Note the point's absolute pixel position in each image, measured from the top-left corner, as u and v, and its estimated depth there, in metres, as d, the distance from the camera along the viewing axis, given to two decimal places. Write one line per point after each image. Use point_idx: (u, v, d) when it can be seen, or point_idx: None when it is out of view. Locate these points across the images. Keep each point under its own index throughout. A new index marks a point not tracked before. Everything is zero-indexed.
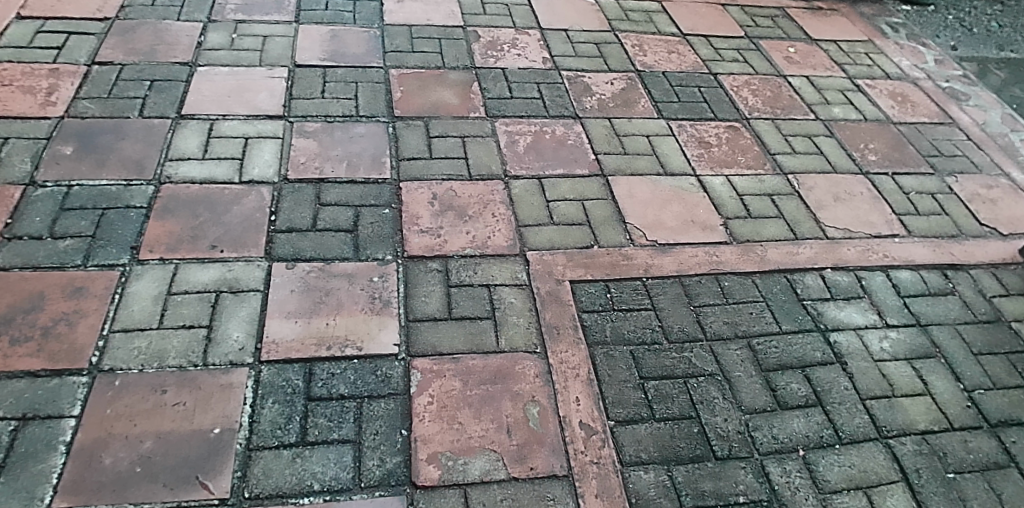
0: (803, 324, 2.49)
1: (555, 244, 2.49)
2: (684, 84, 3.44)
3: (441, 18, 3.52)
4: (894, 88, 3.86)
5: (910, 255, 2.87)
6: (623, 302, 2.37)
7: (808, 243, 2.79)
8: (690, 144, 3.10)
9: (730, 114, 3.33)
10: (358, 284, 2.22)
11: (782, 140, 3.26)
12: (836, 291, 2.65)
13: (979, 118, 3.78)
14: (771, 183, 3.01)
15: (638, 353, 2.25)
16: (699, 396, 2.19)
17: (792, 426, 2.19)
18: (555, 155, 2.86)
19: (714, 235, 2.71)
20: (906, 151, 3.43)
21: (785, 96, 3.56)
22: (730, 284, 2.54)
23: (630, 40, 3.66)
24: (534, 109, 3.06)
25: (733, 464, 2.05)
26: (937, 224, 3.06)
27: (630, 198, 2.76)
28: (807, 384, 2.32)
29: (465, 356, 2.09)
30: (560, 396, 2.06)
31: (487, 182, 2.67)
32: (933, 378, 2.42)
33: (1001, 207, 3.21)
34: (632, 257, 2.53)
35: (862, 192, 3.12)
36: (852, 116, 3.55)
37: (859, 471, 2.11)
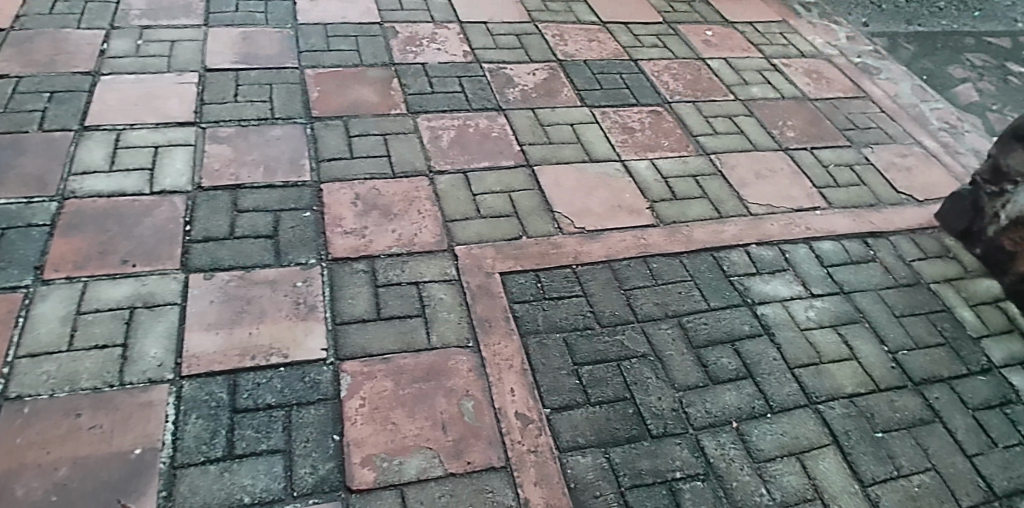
0: (730, 300, 2.55)
1: (483, 238, 2.49)
2: (606, 71, 3.47)
3: (357, 15, 3.47)
4: (809, 65, 3.98)
5: (830, 226, 2.98)
6: (554, 290, 2.38)
7: (733, 220, 2.85)
8: (614, 130, 3.13)
9: (652, 99, 3.38)
10: (282, 290, 2.17)
11: (703, 121, 3.33)
12: (761, 265, 2.71)
13: (891, 91, 3.94)
14: (695, 164, 3.07)
15: (570, 340, 2.26)
16: (632, 377, 2.22)
17: (724, 400, 2.25)
18: (480, 148, 2.85)
19: (641, 218, 2.74)
20: (823, 126, 3.54)
21: (704, 78, 3.62)
22: (658, 266, 2.58)
23: (550, 30, 3.67)
24: (457, 103, 3.04)
25: (669, 442, 2.10)
26: (856, 195, 3.19)
27: (557, 186, 2.77)
28: (737, 358, 2.38)
29: (396, 355, 2.07)
30: (495, 388, 2.06)
31: (412, 179, 2.64)
32: (858, 343, 2.55)
33: (916, 174, 3.40)
34: (561, 245, 2.54)
35: (783, 167, 3.21)
36: (770, 95, 3.64)
37: (791, 438, 2.21)
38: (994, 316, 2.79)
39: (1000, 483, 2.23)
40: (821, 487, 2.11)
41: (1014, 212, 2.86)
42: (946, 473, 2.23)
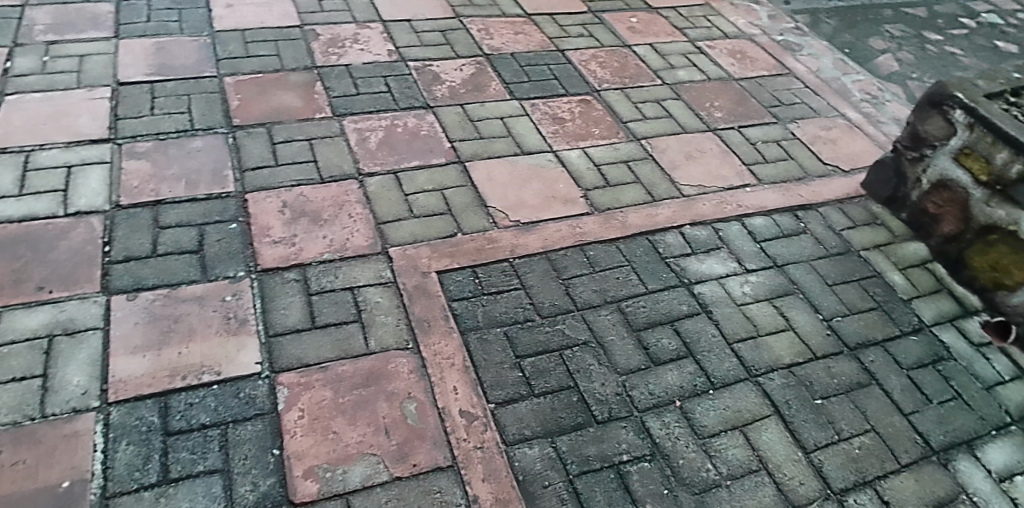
0: (667, 281, 2.59)
1: (418, 238, 2.47)
2: (533, 63, 3.47)
3: (276, 19, 3.39)
4: (733, 46, 4.06)
5: (761, 202, 3.05)
6: (492, 285, 2.38)
7: (665, 203, 2.90)
8: (544, 121, 3.14)
9: (580, 88, 3.40)
10: (210, 306, 2.12)
11: (632, 107, 3.36)
12: (696, 245, 2.76)
13: (813, 66, 4.05)
14: (626, 150, 3.10)
15: (511, 333, 2.27)
16: (575, 366, 2.24)
17: (666, 380, 2.28)
18: (409, 148, 2.82)
19: (575, 207, 2.76)
20: (749, 105, 3.61)
21: (631, 65, 3.66)
22: (595, 253, 2.60)
23: (475, 25, 3.66)
24: (383, 103, 3.01)
25: (614, 425, 2.12)
26: (784, 169, 3.27)
27: (489, 181, 2.77)
28: (677, 337, 2.42)
29: (333, 363, 2.04)
30: (437, 388, 2.05)
31: (341, 183, 2.60)
32: (794, 314, 2.63)
33: (840, 146, 3.51)
34: (497, 239, 2.54)
35: (712, 148, 3.27)
36: (696, 78, 3.70)
37: (733, 412, 2.25)
38: (922, 278, 2.94)
39: (936, 437, 2.35)
40: (765, 457, 2.16)
41: (934, 175, 3.05)
42: (885, 432, 2.33)
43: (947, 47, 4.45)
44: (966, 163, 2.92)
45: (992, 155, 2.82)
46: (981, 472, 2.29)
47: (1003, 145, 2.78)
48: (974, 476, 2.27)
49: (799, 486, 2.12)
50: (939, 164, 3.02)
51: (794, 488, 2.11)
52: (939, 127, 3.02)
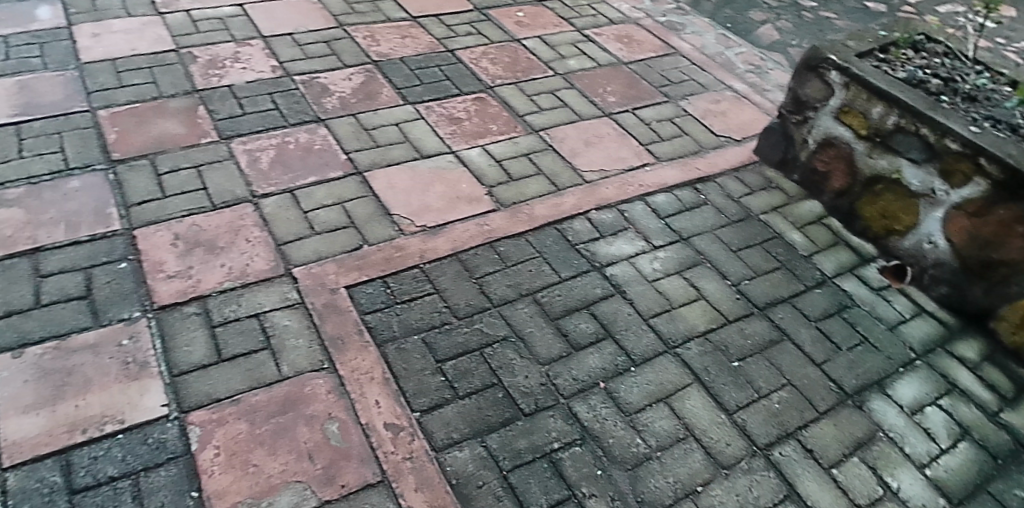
0: (580, 267, 2.63)
1: (322, 254, 2.41)
2: (423, 66, 3.45)
3: (148, 45, 3.24)
4: (620, 31, 4.15)
5: (661, 179, 3.13)
6: (404, 293, 2.36)
7: (569, 191, 2.93)
8: (441, 123, 3.12)
9: (474, 86, 3.40)
10: (106, 352, 2.01)
11: (527, 100, 3.39)
12: (603, 229, 2.81)
13: (698, 44, 4.18)
14: (526, 143, 3.12)
15: (430, 338, 2.25)
16: (497, 362, 2.24)
17: (588, 364, 2.31)
18: (303, 164, 2.75)
19: (481, 205, 2.76)
20: (640, 87, 3.70)
21: (522, 59, 3.69)
22: (505, 248, 2.61)
23: (360, 33, 3.60)
24: (272, 121, 2.93)
25: (542, 416, 2.14)
26: (680, 145, 3.36)
27: (391, 188, 2.73)
28: (594, 321, 2.45)
29: (246, 395, 1.98)
30: (358, 404, 2.02)
31: (235, 207, 2.52)
32: (703, 283, 2.71)
33: (730, 117, 3.64)
34: (404, 246, 2.51)
35: (609, 132, 3.33)
36: (587, 65, 3.76)
37: (656, 386, 2.31)
38: (820, 233, 3.10)
39: (849, 382, 2.48)
40: (691, 425, 2.23)
41: (819, 135, 3.20)
42: (801, 384, 2.44)
43: (821, 12, 4.67)
44: (847, 120, 3.08)
45: (869, 111, 3.00)
46: (893, 408, 2.43)
47: (878, 100, 2.96)
48: (888, 413, 2.41)
49: (726, 447, 2.20)
50: (823, 124, 3.18)
51: (722, 450, 2.19)
52: (818, 89, 3.17)
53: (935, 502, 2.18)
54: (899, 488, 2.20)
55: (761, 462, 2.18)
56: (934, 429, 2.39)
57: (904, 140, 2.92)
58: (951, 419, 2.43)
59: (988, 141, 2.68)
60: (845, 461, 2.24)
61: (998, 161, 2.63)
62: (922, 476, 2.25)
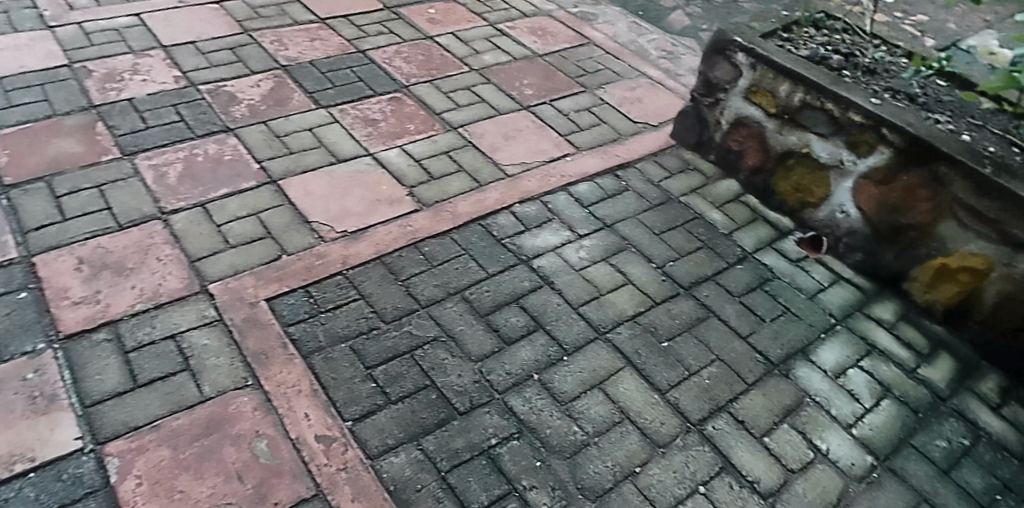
0: (507, 261, 2.62)
1: (239, 268, 2.36)
2: (335, 68, 3.38)
3: (37, 61, 3.07)
4: (533, 23, 4.16)
5: (582, 168, 3.16)
6: (329, 301, 2.31)
7: (492, 186, 2.92)
8: (356, 125, 3.07)
9: (388, 86, 3.35)
10: (10, 389, 1.93)
11: (444, 97, 3.36)
12: (528, 221, 2.81)
13: (611, 33, 4.24)
14: (445, 141, 3.10)
15: (358, 345, 2.21)
16: (429, 363, 2.22)
17: (521, 357, 2.32)
18: (213, 176, 2.66)
19: (403, 206, 2.72)
20: (556, 78, 3.72)
21: (436, 56, 3.66)
22: (431, 248, 2.59)
23: (267, 38, 3.50)
24: (177, 133, 2.82)
25: (478, 413, 2.13)
26: (599, 134, 3.40)
27: (308, 195, 2.67)
28: (524, 314, 2.46)
29: (166, 419, 1.93)
30: (286, 419, 1.99)
31: (143, 226, 2.43)
32: (630, 268, 2.75)
33: (646, 103, 3.70)
34: (326, 254, 2.46)
35: (528, 124, 3.34)
36: (502, 59, 3.76)
37: (589, 372, 2.33)
38: (738, 211, 3.19)
39: (775, 352, 2.56)
40: (625, 408, 2.26)
41: (731, 115, 3.29)
42: (729, 358, 2.51)
43: None
44: (756, 100, 3.18)
45: (776, 89, 3.10)
46: (818, 374, 2.52)
47: (783, 78, 3.06)
48: (813, 379, 2.50)
49: (661, 426, 2.24)
50: (734, 105, 3.27)
51: (657, 430, 2.23)
52: (726, 71, 3.26)
53: (862, 460, 2.28)
54: (828, 450, 2.29)
55: (695, 437, 2.23)
56: (857, 390, 2.49)
57: (811, 115, 3.03)
58: (872, 379, 2.54)
59: (888, 111, 2.81)
60: (776, 428, 2.32)
61: (899, 130, 2.76)
62: (849, 436, 2.34)
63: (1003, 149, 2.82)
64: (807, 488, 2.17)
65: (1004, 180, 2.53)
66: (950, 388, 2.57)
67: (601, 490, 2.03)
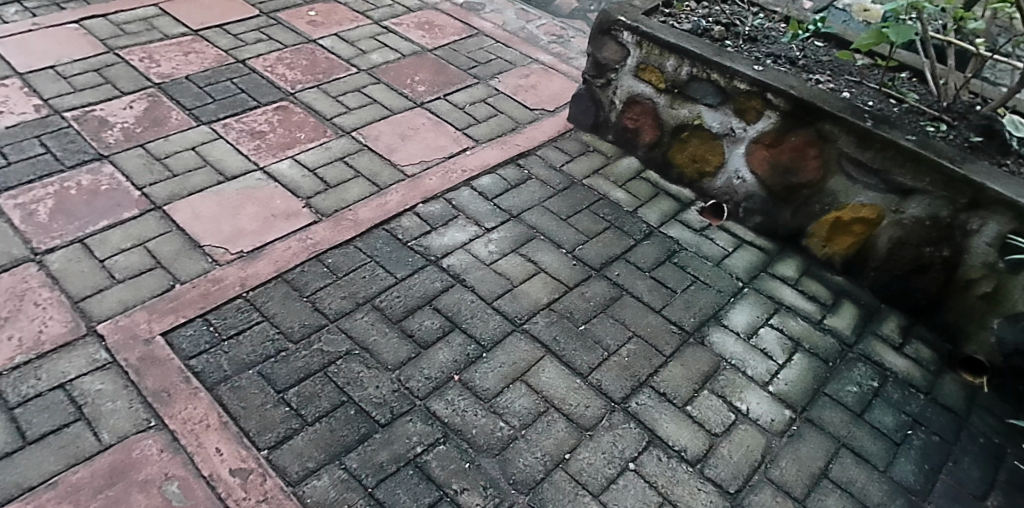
0: (416, 264, 2.57)
1: (128, 303, 2.22)
2: (213, 82, 3.22)
3: None
4: (420, 18, 4.08)
5: (483, 161, 3.13)
6: (230, 328, 2.21)
7: (392, 188, 2.86)
8: (243, 139, 2.93)
9: (273, 95, 3.22)
10: None
11: (333, 102, 3.26)
12: (433, 221, 2.77)
13: (499, 21, 4.21)
14: (339, 147, 3.01)
15: (266, 370, 2.12)
16: (343, 378, 2.15)
17: (438, 360, 2.28)
18: (90, 209, 2.50)
19: (300, 219, 2.63)
20: (448, 72, 3.67)
21: (322, 60, 3.54)
22: (334, 260, 2.51)
23: (135, 55, 3.30)
24: (45, 167, 2.63)
25: (400, 422, 2.08)
26: (496, 125, 3.38)
27: (197, 218, 2.54)
28: (438, 315, 2.41)
29: (63, 475, 1.80)
30: (197, 457, 1.89)
31: (15, 270, 2.26)
32: (540, 256, 2.75)
33: (541, 89, 3.70)
34: (222, 278, 2.35)
35: (424, 122, 3.28)
36: (390, 57, 3.68)
37: (510, 366, 2.31)
38: (640, 187, 3.24)
39: (689, 321, 2.62)
40: (549, 396, 2.26)
41: (624, 94, 3.33)
42: (645, 333, 2.54)
43: None
44: (646, 77, 3.23)
45: (663, 65, 3.15)
46: (732, 337, 2.59)
47: (669, 54, 3.12)
48: (727, 343, 2.57)
49: (586, 410, 2.25)
50: (625, 83, 3.31)
51: (583, 414, 2.23)
52: (615, 51, 3.29)
53: (781, 415, 2.36)
54: (748, 410, 2.36)
55: (621, 416, 2.26)
56: (770, 348, 2.58)
57: (699, 87, 3.11)
58: (782, 335, 2.63)
59: (770, 77, 2.91)
60: (697, 395, 2.37)
61: (783, 94, 2.86)
62: (767, 394, 2.42)
63: (881, 102, 2.97)
64: (732, 450, 2.23)
65: (884, 131, 2.67)
66: (855, 335, 2.69)
67: (533, 482, 2.02)
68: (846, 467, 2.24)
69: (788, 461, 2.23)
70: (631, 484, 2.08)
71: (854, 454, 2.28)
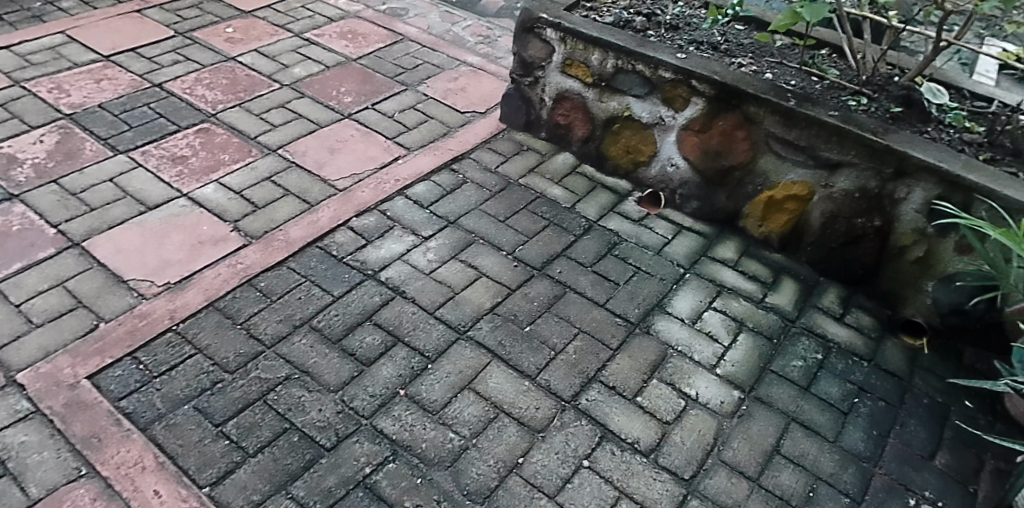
0: (353, 280, 2.52)
1: (50, 348, 2.13)
2: (129, 108, 3.11)
3: None
4: (343, 27, 4.01)
5: (416, 168, 3.09)
6: (161, 364, 2.14)
7: (324, 204, 2.80)
8: (163, 166, 2.84)
9: (193, 118, 3.13)
10: None
11: (257, 120, 3.18)
12: (369, 234, 2.72)
13: (423, 25, 4.17)
14: (266, 166, 2.93)
15: (202, 404, 2.05)
16: (284, 405, 2.09)
17: (382, 375, 2.23)
18: (2, 253, 2.39)
19: (229, 244, 2.56)
20: (375, 80, 3.61)
21: (242, 77, 3.45)
22: (267, 283, 2.44)
23: (44, 87, 3.17)
24: None
25: (346, 444, 2.03)
26: (428, 130, 3.34)
27: (119, 252, 2.45)
28: (379, 330, 2.37)
29: None
30: (134, 501, 1.81)
31: None
32: (481, 260, 2.73)
33: (470, 91, 3.67)
34: (150, 312, 2.27)
35: (353, 133, 3.22)
36: (314, 70, 3.60)
37: (456, 375, 2.28)
38: (576, 183, 3.24)
39: (633, 312, 2.63)
40: (499, 402, 2.24)
41: (552, 91, 3.33)
42: (591, 329, 2.54)
43: None
44: (573, 72, 3.23)
45: (589, 59, 3.16)
46: (676, 324, 2.61)
47: (593, 48, 3.12)
48: (672, 330, 2.59)
49: (536, 412, 2.23)
50: (553, 80, 3.31)
51: (533, 416, 2.22)
52: (540, 49, 3.29)
53: (730, 397, 2.38)
54: (698, 395, 2.38)
55: (572, 414, 2.25)
56: (714, 331, 2.61)
57: (626, 79, 3.12)
58: (726, 317, 2.67)
59: (693, 64, 2.94)
60: (646, 386, 2.38)
61: (707, 80, 2.89)
62: (714, 377, 2.44)
63: (803, 80, 3.03)
64: (685, 437, 2.24)
65: (808, 109, 2.72)
66: (796, 310, 2.73)
67: (488, 490, 2.00)
68: (797, 441, 2.27)
69: (740, 442, 2.25)
70: (586, 482, 2.07)
71: (804, 428, 2.32)
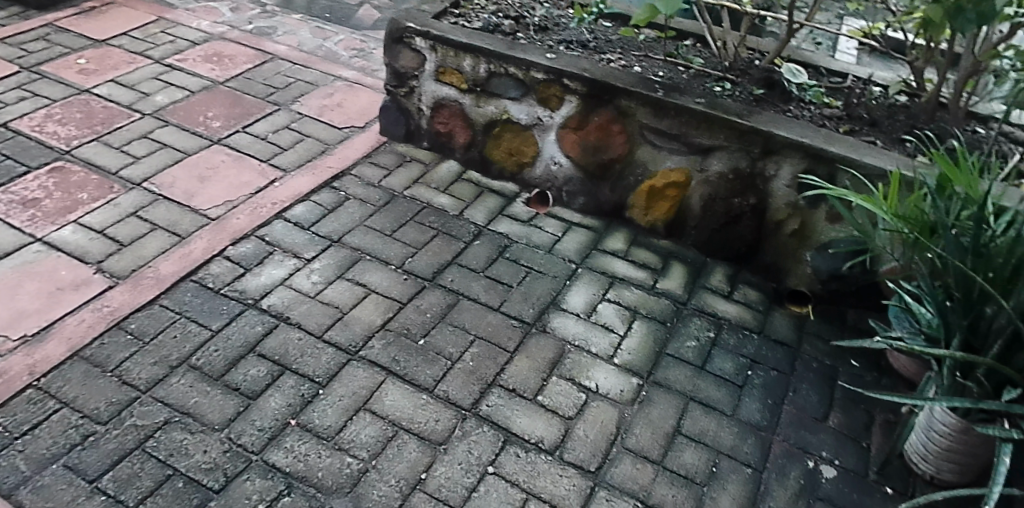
0: (233, 311, 2.42)
1: None
2: None
3: None
4: (207, 50, 3.86)
5: (295, 190, 3.00)
6: (22, 423, 1.99)
7: (196, 236, 2.67)
8: (13, 212, 2.65)
9: (45, 156, 2.94)
10: None
11: (117, 153, 3.01)
12: (247, 262, 2.62)
13: (293, 43, 4.06)
14: (130, 201, 2.78)
15: (73, 460, 1.92)
16: (165, 451, 1.98)
17: (270, 408, 2.15)
18: None
19: (91, 287, 2.40)
20: (244, 102, 3.49)
21: (99, 109, 3.26)
22: (138, 324, 2.31)
23: None
24: None
25: (236, 483, 1.94)
26: (305, 150, 3.25)
27: None
28: (266, 361, 2.28)
29: None
30: None
31: None
32: (369, 277, 2.67)
33: (347, 106, 3.61)
34: (5, 370, 2.10)
35: (224, 159, 3.10)
36: (178, 96, 3.45)
37: (349, 398, 2.22)
38: (462, 189, 3.23)
39: (528, 313, 2.65)
40: (396, 419, 2.19)
41: (429, 99, 3.31)
42: (486, 334, 2.54)
43: None
44: (448, 79, 3.23)
45: (461, 65, 3.16)
46: (571, 319, 2.65)
47: (465, 54, 3.13)
48: (567, 325, 2.62)
49: (435, 424, 2.20)
50: (428, 89, 3.29)
51: (433, 429, 2.19)
52: (411, 58, 3.27)
53: (629, 384, 2.43)
54: (597, 386, 2.41)
55: (473, 422, 2.23)
56: (608, 321, 2.65)
57: (500, 82, 3.14)
58: (620, 307, 2.72)
59: (563, 62, 2.98)
60: (546, 384, 2.39)
61: (577, 78, 2.94)
62: (612, 367, 2.48)
63: (670, 70, 3.13)
64: (587, 429, 2.27)
65: (675, 99, 2.81)
66: (686, 293, 2.82)
67: None
68: (696, 420, 2.34)
69: (642, 427, 2.30)
70: (492, 488, 2.05)
71: (702, 405, 2.39)
